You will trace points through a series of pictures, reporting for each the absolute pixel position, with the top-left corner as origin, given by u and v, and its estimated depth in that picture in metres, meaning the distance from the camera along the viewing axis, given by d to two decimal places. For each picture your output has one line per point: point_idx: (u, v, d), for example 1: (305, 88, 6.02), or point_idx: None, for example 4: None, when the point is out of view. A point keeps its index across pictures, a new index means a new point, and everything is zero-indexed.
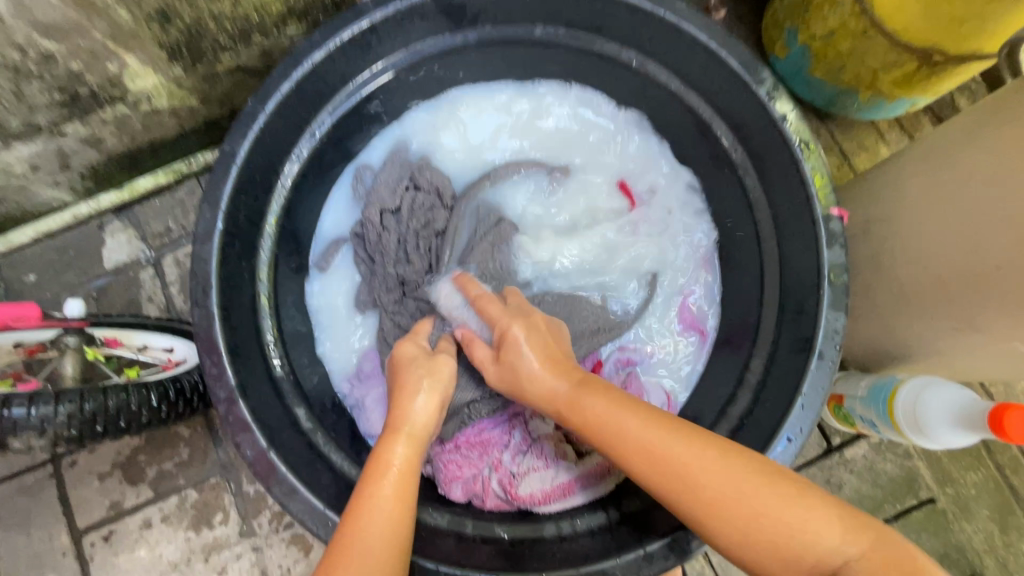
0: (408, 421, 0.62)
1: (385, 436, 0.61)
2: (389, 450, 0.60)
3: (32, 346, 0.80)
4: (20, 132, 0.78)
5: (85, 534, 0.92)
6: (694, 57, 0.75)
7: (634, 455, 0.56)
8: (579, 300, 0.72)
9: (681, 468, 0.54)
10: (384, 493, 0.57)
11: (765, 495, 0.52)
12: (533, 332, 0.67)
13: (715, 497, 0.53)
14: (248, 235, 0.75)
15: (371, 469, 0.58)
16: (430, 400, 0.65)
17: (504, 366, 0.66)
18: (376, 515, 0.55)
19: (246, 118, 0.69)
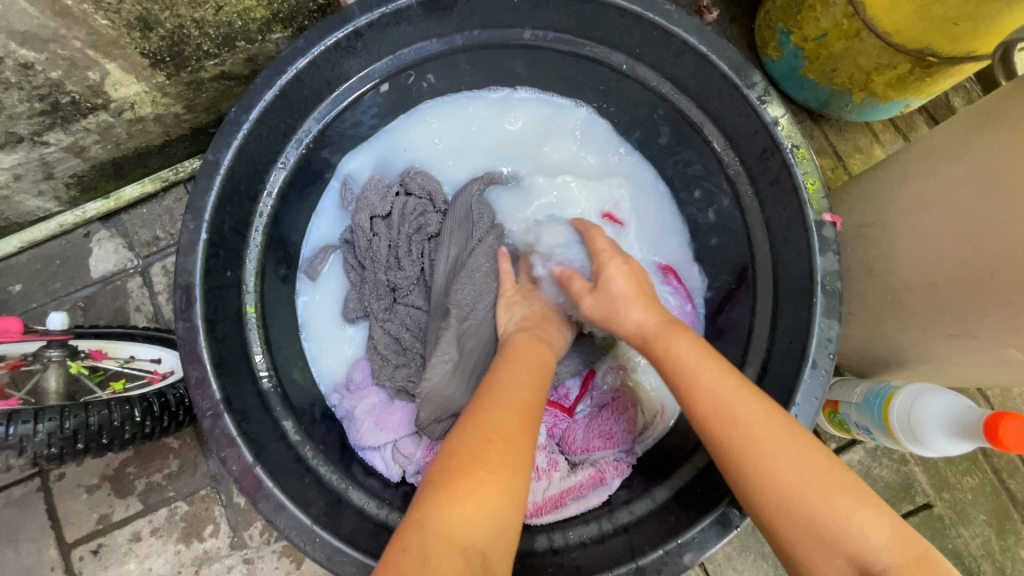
0: (530, 398, 0.58)
1: (514, 406, 0.55)
2: (520, 422, 0.54)
3: (13, 362, 0.79)
4: (1, 141, 0.77)
5: (73, 548, 0.91)
6: (684, 61, 0.73)
7: (708, 405, 0.55)
8: (640, 263, 0.74)
9: (728, 416, 0.53)
10: (518, 467, 0.50)
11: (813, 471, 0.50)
12: (631, 276, 0.70)
13: (761, 459, 0.51)
14: (233, 245, 0.73)
15: (496, 430, 0.52)
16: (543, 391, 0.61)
17: (604, 298, 0.69)
18: (505, 481, 0.48)
19: (229, 126, 0.67)
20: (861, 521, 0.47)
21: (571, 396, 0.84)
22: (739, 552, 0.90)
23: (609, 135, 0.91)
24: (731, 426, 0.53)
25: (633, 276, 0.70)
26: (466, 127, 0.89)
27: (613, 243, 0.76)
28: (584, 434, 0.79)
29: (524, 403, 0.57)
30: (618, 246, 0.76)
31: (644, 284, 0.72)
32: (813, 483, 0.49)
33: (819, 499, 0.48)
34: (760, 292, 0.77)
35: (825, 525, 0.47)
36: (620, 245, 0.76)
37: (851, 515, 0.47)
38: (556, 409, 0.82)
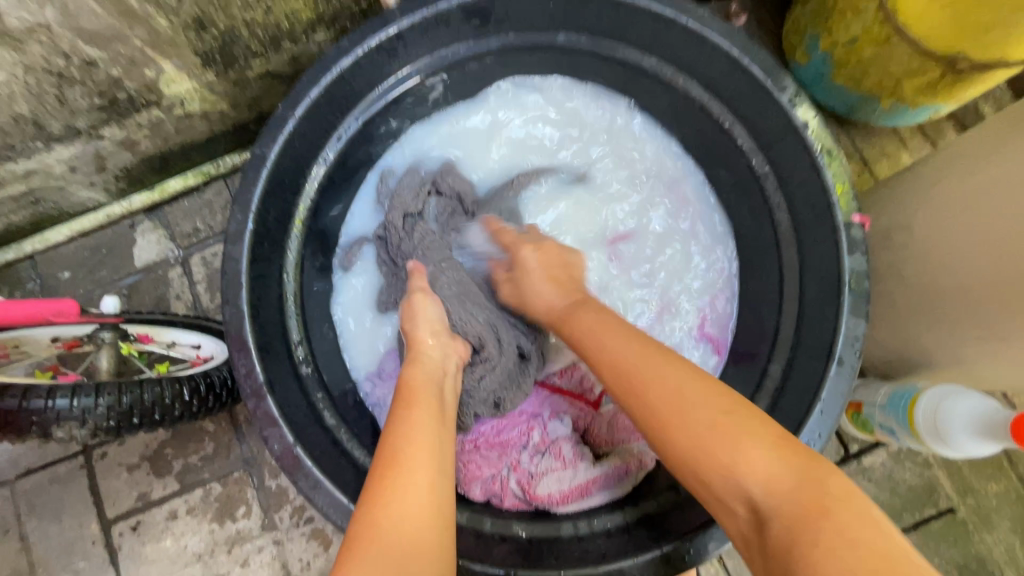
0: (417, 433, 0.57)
1: (394, 459, 0.55)
2: (404, 476, 0.53)
3: (69, 341, 0.83)
4: (61, 134, 0.81)
5: (113, 523, 0.95)
6: (715, 64, 0.75)
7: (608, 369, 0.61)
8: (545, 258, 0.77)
9: (638, 382, 0.58)
10: (405, 516, 0.51)
11: (762, 462, 0.49)
12: (551, 272, 0.76)
13: (655, 415, 0.55)
14: (277, 236, 0.77)
15: (378, 495, 0.52)
16: (443, 428, 0.60)
17: (515, 283, 0.77)
18: (393, 541, 0.49)
19: (276, 122, 0.71)
20: (749, 460, 0.49)
21: (596, 389, 0.85)
22: None
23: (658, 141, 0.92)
24: (632, 394, 0.58)
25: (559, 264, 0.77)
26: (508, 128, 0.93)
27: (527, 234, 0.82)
28: (609, 429, 0.82)
29: (406, 449, 0.55)
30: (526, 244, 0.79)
31: (546, 285, 0.74)
32: (708, 434, 0.52)
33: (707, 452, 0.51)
34: (787, 292, 0.79)
35: (716, 475, 0.51)
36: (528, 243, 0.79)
37: (734, 465, 0.50)
38: (580, 404, 0.85)
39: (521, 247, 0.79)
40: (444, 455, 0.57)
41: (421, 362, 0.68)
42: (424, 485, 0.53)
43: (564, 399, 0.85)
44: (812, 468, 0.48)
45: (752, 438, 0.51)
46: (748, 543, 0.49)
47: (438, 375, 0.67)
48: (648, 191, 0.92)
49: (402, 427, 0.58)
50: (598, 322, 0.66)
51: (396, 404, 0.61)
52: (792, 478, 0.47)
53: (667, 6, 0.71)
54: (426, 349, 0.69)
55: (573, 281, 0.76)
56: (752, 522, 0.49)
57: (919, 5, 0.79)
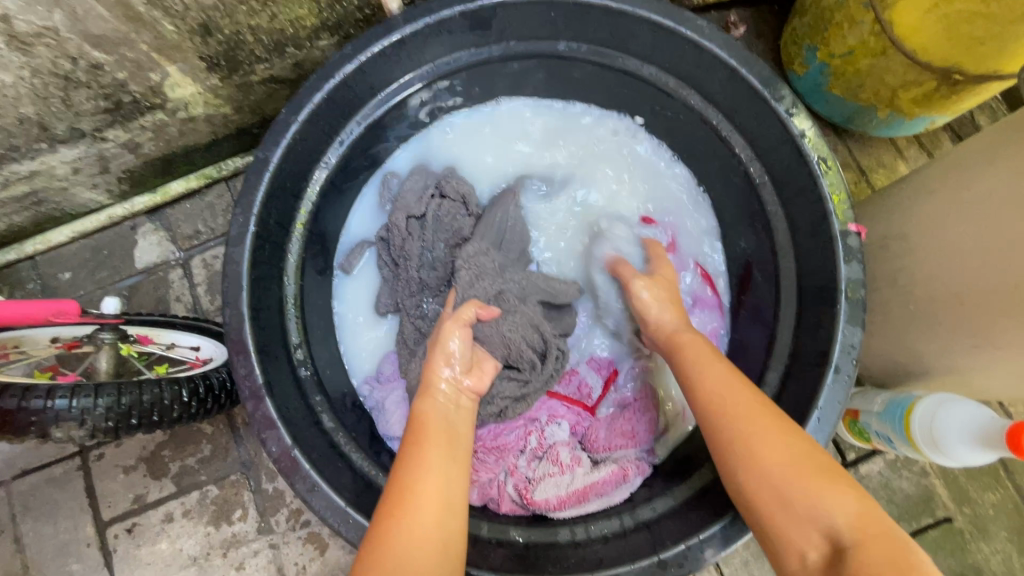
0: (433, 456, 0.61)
1: (402, 501, 0.57)
2: (409, 522, 0.56)
3: (69, 342, 0.83)
4: (65, 136, 0.82)
5: (109, 526, 0.94)
6: (714, 74, 0.76)
7: (701, 390, 0.66)
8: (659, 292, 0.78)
9: (727, 407, 0.63)
10: (413, 559, 0.54)
11: (849, 505, 0.54)
12: (658, 286, 0.79)
13: (749, 444, 0.60)
14: (278, 239, 0.77)
15: (385, 536, 0.55)
16: (453, 467, 0.61)
17: (657, 304, 0.77)
18: (414, 557, 0.54)
19: (279, 126, 0.72)
20: (834, 503, 0.54)
21: (594, 395, 0.86)
22: (756, 558, 0.91)
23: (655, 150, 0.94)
24: (722, 421, 0.62)
25: (665, 283, 0.80)
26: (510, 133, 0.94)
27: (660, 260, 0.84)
28: (606, 433, 0.82)
29: (414, 491, 0.58)
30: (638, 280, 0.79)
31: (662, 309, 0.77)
32: (794, 467, 0.57)
33: (798, 489, 0.56)
34: (784, 300, 0.79)
35: (799, 512, 0.55)
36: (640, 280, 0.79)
37: (820, 499, 0.55)
38: (579, 407, 0.84)
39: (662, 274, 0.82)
40: (452, 495, 0.59)
41: (433, 398, 0.66)
42: (431, 529, 0.56)
43: (562, 403, 0.84)
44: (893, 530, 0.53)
45: (838, 484, 0.56)
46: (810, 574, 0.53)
47: (453, 406, 0.67)
48: (646, 200, 0.93)
49: (411, 467, 0.60)
50: (693, 343, 0.71)
51: (405, 446, 0.62)
52: (880, 527, 0.53)
53: (667, 17, 0.72)
54: (440, 385, 0.67)
55: (681, 304, 0.79)
56: (831, 554, 0.53)
57: (914, 17, 0.80)
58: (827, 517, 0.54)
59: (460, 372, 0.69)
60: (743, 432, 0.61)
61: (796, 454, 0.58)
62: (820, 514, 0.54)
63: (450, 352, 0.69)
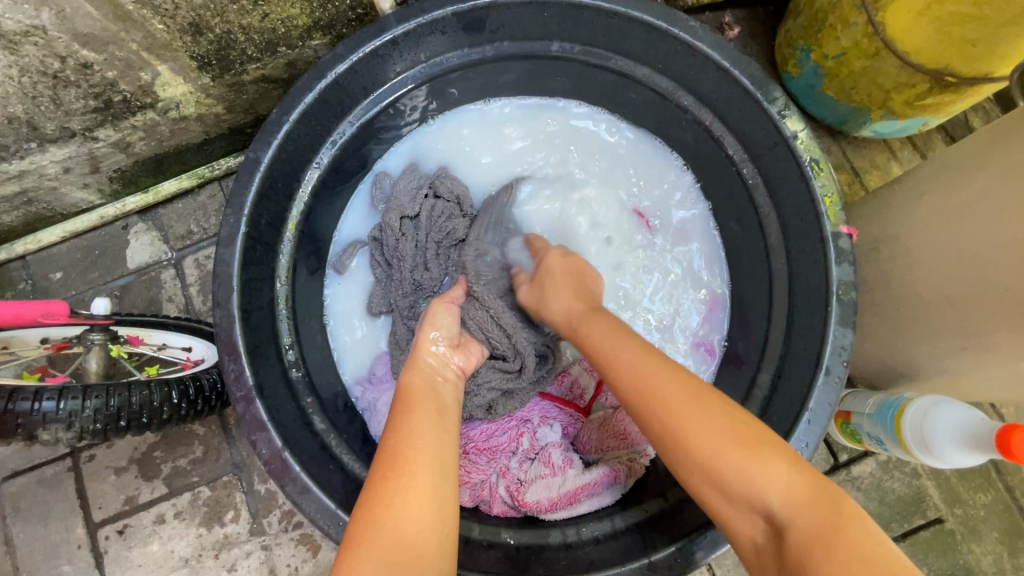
0: (422, 443, 0.58)
1: (397, 464, 0.56)
2: (405, 479, 0.55)
3: (59, 343, 0.83)
4: (55, 135, 0.82)
5: (100, 527, 0.94)
6: (707, 76, 0.76)
7: (626, 374, 0.60)
8: (563, 267, 0.76)
9: (654, 397, 0.58)
10: (408, 521, 0.52)
11: (781, 476, 0.51)
12: (565, 276, 0.75)
13: (676, 427, 0.56)
14: (269, 239, 0.77)
15: (381, 497, 0.54)
16: (445, 433, 0.61)
17: (538, 288, 0.76)
18: (393, 537, 0.51)
19: (270, 127, 0.71)
20: (770, 475, 0.51)
21: (586, 396, 0.86)
22: (748, 559, 0.91)
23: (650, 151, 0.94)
24: (647, 405, 0.58)
25: (567, 279, 0.75)
26: (507, 132, 0.94)
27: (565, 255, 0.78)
28: (599, 435, 0.82)
29: (408, 453, 0.57)
30: (550, 253, 0.79)
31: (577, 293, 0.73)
32: (725, 447, 0.54)
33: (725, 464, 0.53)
34: (776, 301, 0.79)
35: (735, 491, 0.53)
36: (553, 251, 0.79)
37: (756, 476, 0.52)
38: (571, 409, 0.85)
39: (545, 254, 0.79)
40: (446, 456, 0.59)
41: (419, 367, 0.68)
42: (428, 487, 0.55)
43: (554, 405, 0.85)
44: (824, 484, 0.51)
45: (770, 451, 0.53)
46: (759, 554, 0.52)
47: (434, 378, 0.67)
48: (641, 201, 0.92)
49: (403, 431, 0.59)
50: (602, 327, 0.66)
51: (398, 413, 0.62)
52: (810, 491, 0.50)
53: (660, 18, 0.72)
54: (428, 356, 0.69)
55: (592, 295, 0.74)
56: (769, 531, 0.51)
57: (906, 19, 0.80)
58: (762, 491, 0.51)
59: (446, 348, 0.71)
60: (665, 420, 0.57)
61: (713, 427, 0.55)
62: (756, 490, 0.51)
63: (439, 325, 0.72)
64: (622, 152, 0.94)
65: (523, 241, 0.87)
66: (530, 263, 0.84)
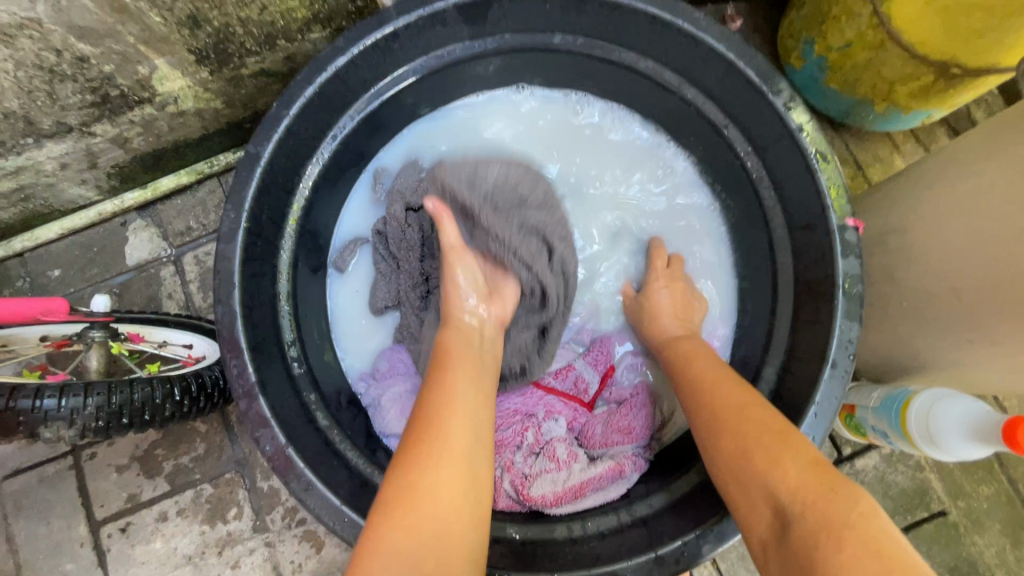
0: (457, 408, 0.59)
1: (429, 437, 0.56)
2: (438, 446, 0.55)
3: (58, 341, 0.82)
4: (52, 131, 0.81)
5: (102, 525, 0.94)
6: (711, 67, 0.75)
7: (691, 378, 0.68)
8: (670, 300, 0.81)
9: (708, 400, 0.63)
10: (438, 484, 0.53)
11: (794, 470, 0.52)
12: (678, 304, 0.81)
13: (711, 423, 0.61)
14: (270, 235, 0.76)
15: (414, 460, 0.54)
16: (478, 406, 0.61)
17: (648, 304, 0.82)
18: (425, 513, 0.51)
19: (271, 121, 0.70)
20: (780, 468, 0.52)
21: (591, 391, 0.86)
22: (752, 553, 0.91)
23: (653, 145, 0.93)
24: (692, 388, 0.66)
25: (681, 299, 0.82)
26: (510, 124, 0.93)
27: (670, 266, 0.86)
28: (603, 428, 0.81)
29: (441, 417, 0.58)
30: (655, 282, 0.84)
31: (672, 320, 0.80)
32: (747, 442, 0.56)
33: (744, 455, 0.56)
34: (781, 295, 0.79)
35: (751, 474, 0.54)
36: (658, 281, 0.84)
37: (767, 468, 0.53)
38: (575, 403, 0.85)
39: (656, 283, 0.84)
40: (480, 435, 0.59)
41: (456, 326, 0.72)
42: (460, 463, 0.55)
43: (559, 399, 0.84)
44: (835, 481, 0.50)
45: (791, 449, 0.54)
46: (766, 550, 0.51)
47: (470, 338, 0.71)
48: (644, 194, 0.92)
49: (440, 393, 0.60)
50: (707, 356, 0.70)
51: (431, 374, 0.63)
52: (816, 484, 0.50)
53: (663, 9, 0.71)
54: (465, 314, 0.73)
55: (692, 322, 0.81)
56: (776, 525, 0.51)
57: (912, 10, 0.79)
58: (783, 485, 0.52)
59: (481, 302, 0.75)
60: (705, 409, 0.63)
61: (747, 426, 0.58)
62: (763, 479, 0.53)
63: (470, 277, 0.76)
64: (624, 143, 0.93)
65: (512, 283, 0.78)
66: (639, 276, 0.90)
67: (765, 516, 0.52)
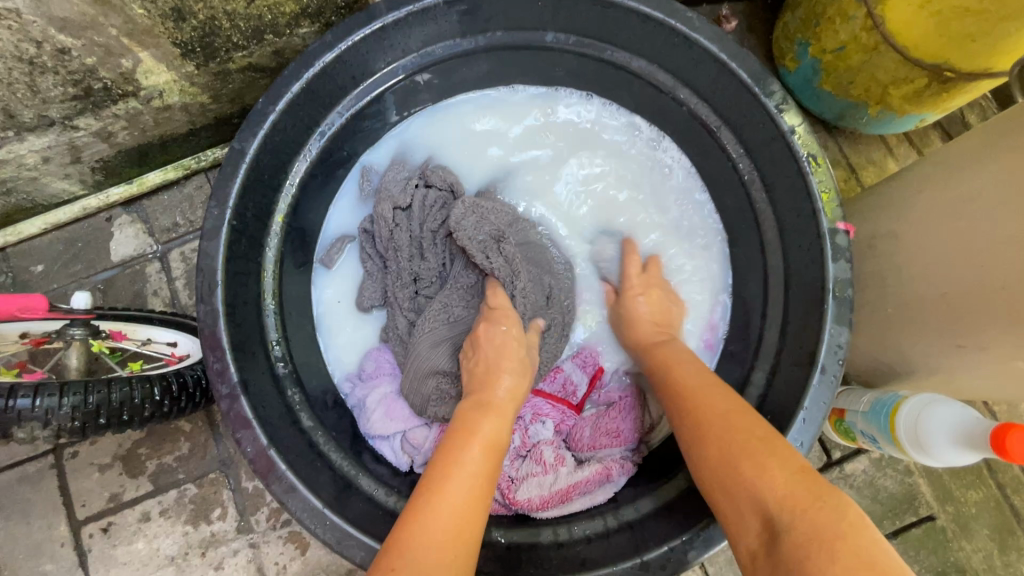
0: (461, 464, 0.58)
1: (439, 482, 0.56)
2: (443, 499, 0.54)
3: (38, 338, 0.81)
4: (33, 124, 0.79)
5: (83, 525, 0.92)
6: (704, 68, 0.74)
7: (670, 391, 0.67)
8: (650, 309, 0.81)
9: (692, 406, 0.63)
10: (436, 530, 0.52)
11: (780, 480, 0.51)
12: (651, 294, 0.83)
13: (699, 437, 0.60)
14: (255, 232, 0.75)
15: (419, 507, 0.54)
16: (489, 455, 0.60)
17: (648, 278, 0.84)
18: (421, 556, 0.50)
19: (255, 117, 0.69)
20: (770, 480, 0.51)
21: (579, 393, 0.85)
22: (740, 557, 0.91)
23: (645, 145, 0.92)
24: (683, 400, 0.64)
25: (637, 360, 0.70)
26: (501, 123, 0.92)
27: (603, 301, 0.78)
28: (591, 432, 0.81)
29: (451, 474, 0.57)
30: (633, 289, 0.83)
31: (650, 325, 0.80)
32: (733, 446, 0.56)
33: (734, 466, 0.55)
34: (772, 297, 0.78)
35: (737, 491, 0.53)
36: (635, 289, 0.83)
37: (757, 480, 0.52)
38: (563, 406, 0.83)
39: (638, 291, 0.83)
40: (486, 484, 0.57)
41: (473, 383, 0.68)
42: (462, 505, 0.55)
43: (546, 402, 0.82)
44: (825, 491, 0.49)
45: (777, 457, 0.53)
46: (754, 558, 0.50)
47: (484, 396, 0.67)
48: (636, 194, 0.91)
49: (453, 450, 0.59)
50: (680, 356, 0.72)
51: (451, 432, 0.63)
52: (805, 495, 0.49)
53: (656, 8, 0.70)
54: (472, 359, 0.69)
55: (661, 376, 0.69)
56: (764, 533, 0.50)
57: (906, 13, 0.78)
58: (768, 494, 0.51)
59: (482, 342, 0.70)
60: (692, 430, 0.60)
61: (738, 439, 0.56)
62: (755, 491, 0.52)
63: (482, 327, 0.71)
64: (618, 142, 0.92)
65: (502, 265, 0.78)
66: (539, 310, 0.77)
67: (754, 527, 0.51)
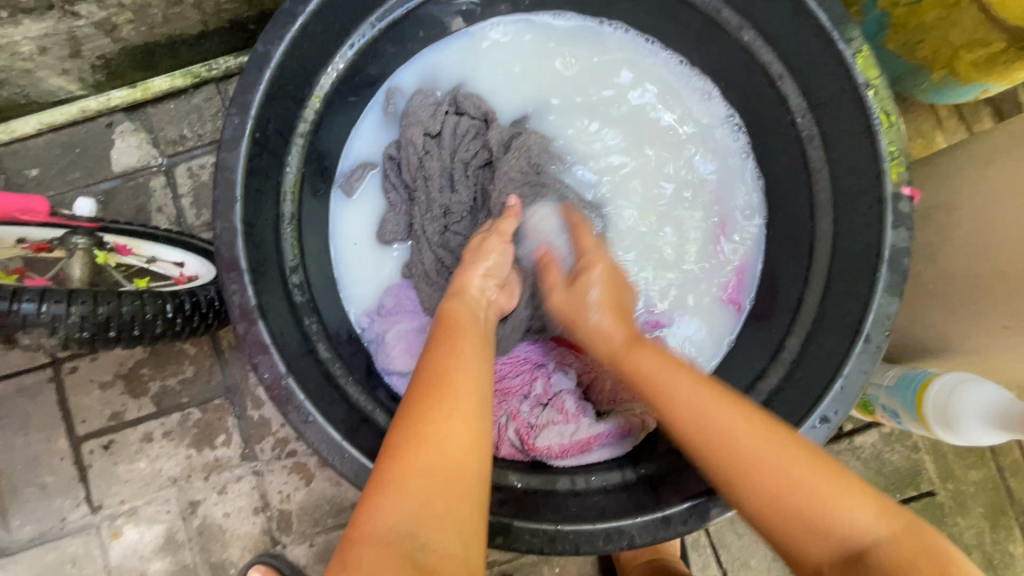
0: (458, 369, 0.55)
1: (438, 386, 0.53)
2: (447, 402, 0.52)
3: (37, 245, 0.76)
4: (30, 5, 0.71)
5: (84, 441, 0.90)
6: (778, 7, 0.68)
7: (686, 420, 0.57)
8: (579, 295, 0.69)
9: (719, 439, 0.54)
10: (449, 441, 0.50)
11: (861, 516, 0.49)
12: (608, 282, 0.70)
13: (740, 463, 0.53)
14: (277, 148, 0.69)
15: (424, 415, 0.51)
16: (485, 357, 0.59)
17: (575, 292, 0.69)
18: (436, 457, 0.49)
19: (283, 15, 0.62)
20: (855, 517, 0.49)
21: None
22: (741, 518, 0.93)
23: (693, 92, 0.86)
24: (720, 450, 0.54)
25: (612, 285, 0.70)
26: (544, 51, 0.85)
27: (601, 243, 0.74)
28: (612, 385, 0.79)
29: (450, 373, 0.54)
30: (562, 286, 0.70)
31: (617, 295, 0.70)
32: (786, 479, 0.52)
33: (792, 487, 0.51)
34: (815, 263, 0.75)
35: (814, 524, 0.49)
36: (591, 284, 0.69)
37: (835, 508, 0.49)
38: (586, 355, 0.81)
39: (594, 260, 0.71)
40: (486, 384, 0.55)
41: (464, 296, 0.66)
42: (468, 408, 0.52)
43: (570, 350, 0.81)
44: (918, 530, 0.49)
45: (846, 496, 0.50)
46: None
47: (479, 309, 0.66)
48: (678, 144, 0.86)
49: (447, 353, 0.57)
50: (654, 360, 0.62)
51: (439, 336, 0.60)
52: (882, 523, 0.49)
53: None
54: (472, 288, 0.67)
55: (630, 311, 0.70)
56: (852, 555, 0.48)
57: None
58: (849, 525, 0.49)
59: (493, 289, 0.69)
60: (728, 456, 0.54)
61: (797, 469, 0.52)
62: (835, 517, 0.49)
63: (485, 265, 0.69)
64: (668, 83, 0.86)
65: (554, 210, 0.76)
66: (566, 252, 0.74)
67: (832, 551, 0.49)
